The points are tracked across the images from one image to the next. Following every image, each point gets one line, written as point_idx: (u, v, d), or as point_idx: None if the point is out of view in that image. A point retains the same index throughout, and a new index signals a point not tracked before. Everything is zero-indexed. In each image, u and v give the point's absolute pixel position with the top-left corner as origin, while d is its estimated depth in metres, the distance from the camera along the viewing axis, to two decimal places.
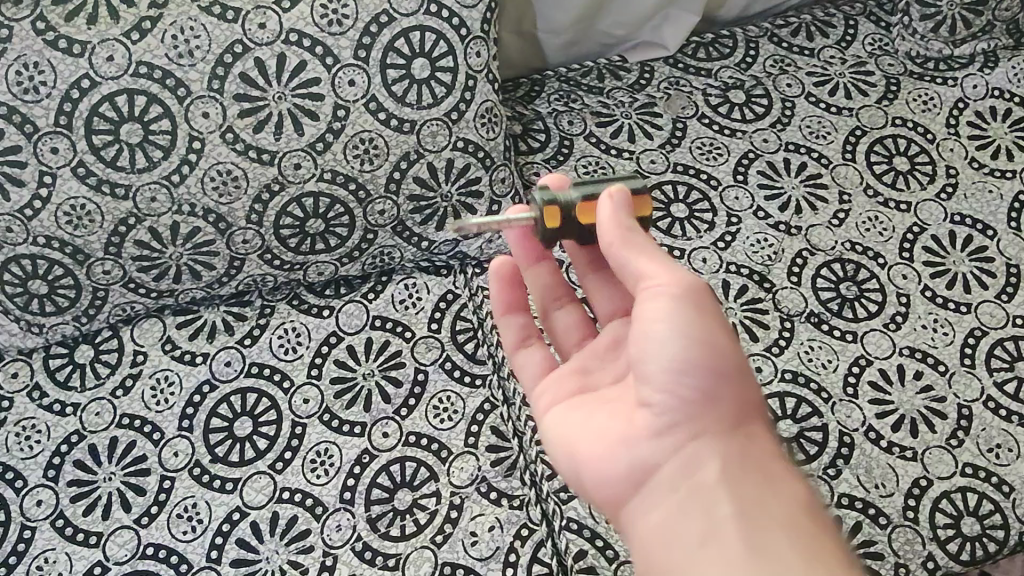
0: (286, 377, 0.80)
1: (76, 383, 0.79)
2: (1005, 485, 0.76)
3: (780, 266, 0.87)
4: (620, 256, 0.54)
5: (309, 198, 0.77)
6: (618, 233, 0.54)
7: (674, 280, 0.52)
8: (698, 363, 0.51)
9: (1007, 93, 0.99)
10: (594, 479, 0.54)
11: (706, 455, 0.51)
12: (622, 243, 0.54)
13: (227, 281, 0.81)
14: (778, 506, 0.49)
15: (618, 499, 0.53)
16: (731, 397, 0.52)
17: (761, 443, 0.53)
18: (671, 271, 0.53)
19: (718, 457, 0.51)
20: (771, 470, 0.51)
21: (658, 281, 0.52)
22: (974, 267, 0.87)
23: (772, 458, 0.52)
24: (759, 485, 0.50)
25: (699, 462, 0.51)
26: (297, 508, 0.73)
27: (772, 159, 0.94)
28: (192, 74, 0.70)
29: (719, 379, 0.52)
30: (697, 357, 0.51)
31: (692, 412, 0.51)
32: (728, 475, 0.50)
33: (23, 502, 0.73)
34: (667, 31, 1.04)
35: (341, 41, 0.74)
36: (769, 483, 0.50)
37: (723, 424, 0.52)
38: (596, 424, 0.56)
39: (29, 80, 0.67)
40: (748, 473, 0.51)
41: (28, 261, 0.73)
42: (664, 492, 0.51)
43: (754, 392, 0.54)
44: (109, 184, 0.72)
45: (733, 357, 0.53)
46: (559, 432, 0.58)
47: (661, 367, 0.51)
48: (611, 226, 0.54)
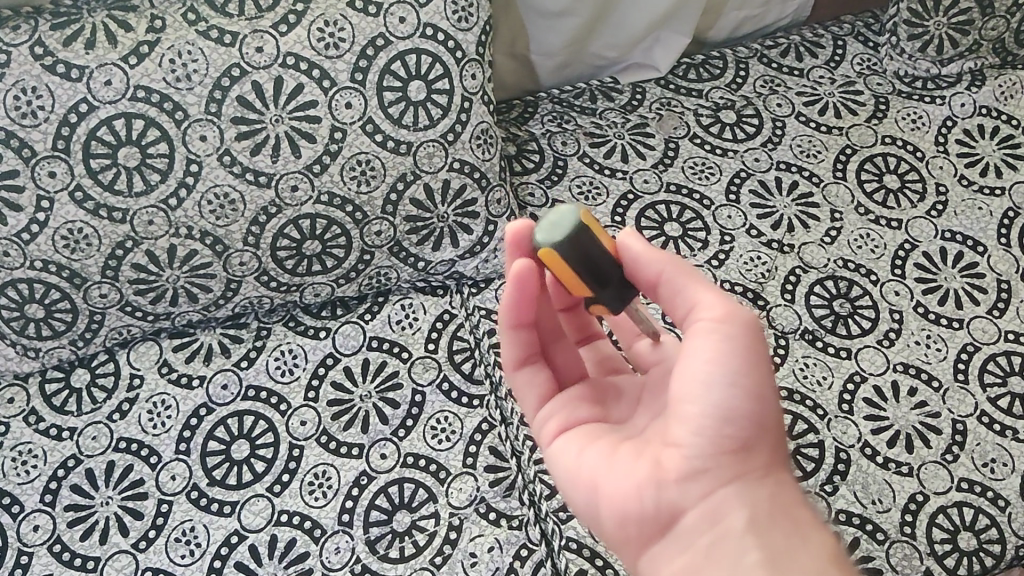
0: (283, 400, 0.80)
1: (73, 407, 0.79)
2: (1001, 499, 0.76)
3: (773, 284, 0.88)
4: (676, 287, 0.53)
5: (307, 220, 0.78)
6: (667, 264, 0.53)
7: (723, 319, 0.51)
8: (739, 410, 0.50)
9: (994, 111, 1.00)
10: (616, 519, 0.53)
11: (736, 500, 0.51)
12: (677, 274, 0.53)
13: (224, 303, 0.81)
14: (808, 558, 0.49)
15: (641, 539, 0.53)
16: (764, 442, 0.52)
17: (788, 485, 0.53)
18: (721, 307, 0.51)
19: (747, 503, 0.51)
20: (798, 516, 0.51)
21: (712, 318, 0.51)
22: (966, 283, 0.88)
23: (799, 502, 0.52)
24: (790, 533, 0.50)
25: (728, 509, 0.51)
26: (296, 531, 0.73)
27: (763, 178, 0.95)
28: (190, 98, 0.71)
29: (756, 425, 0.51)
30: (740, 403, 0.50)
31: (725, 459, 0.51)
32: (756, 523, 0.50)
33: (20, 528, 0.73)
34: (659, 53, 1.06)
35: (338, 64, 0.74)
36: (799, 532, 0.50)
37: (752, 469, 0.52)
38: (618, 460, 0.54)
39: (27, 105, 0.67)
40: (779, 522, 0.51)
41: (25, 285, 0.73)
42: (691, 536, 0.51)
43: (783, 432, 0.54)
44: (107, 208, 0.72)
45: (772, 399, 0.52)
46: (575, 464, 0.57)
47: (700, 411, 0.50)
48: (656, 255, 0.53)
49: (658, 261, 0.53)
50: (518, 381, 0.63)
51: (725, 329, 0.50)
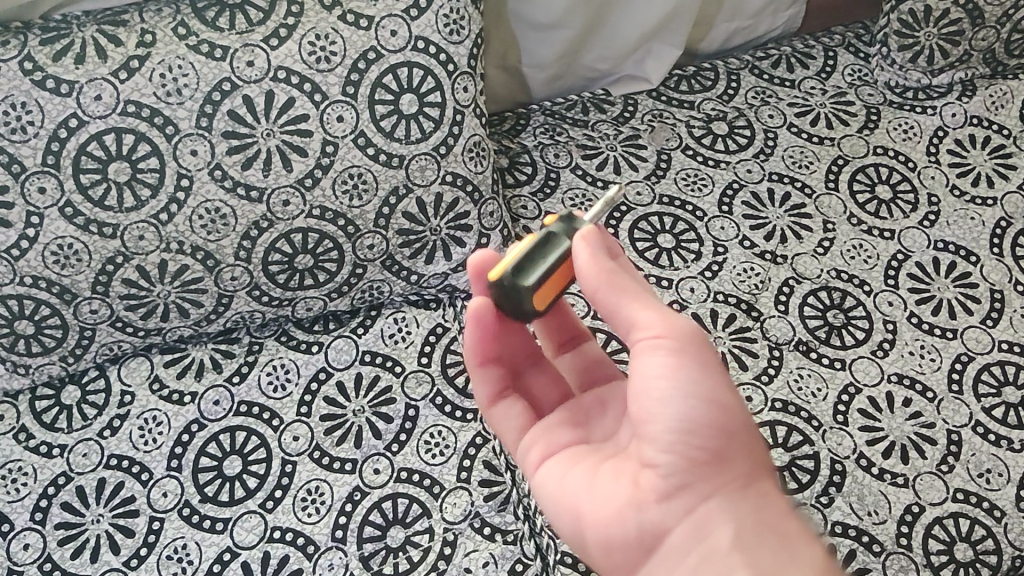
0: (275, 415, 0.79)
1: (63, 424, 0.78)
2: (996, 509, 0.76)
3: (766, 295, 0.87)
4: (613, 300, 0.53)
5: (299, 234, 0.77)
6: (602, 279, 0.52)
7: (674, 333, 0.51)
8: (704, 424, 0.50)
9: (985, 121, 1.00)
10: (603, 544, 0.53)
11: (718, 517, 0.51)
12: (610, 292, 0.52)
13: (215, 319, 0.80)
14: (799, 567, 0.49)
15: (630, 563, 0.53)
16: (737, 455, 0.51)
17: (770, 495, 0.53)
18: (669, 323, 0.51)
19: (729, 519, 0.50)
20: (784, 525, 0.51)
21: (658, 334, 0.51)
22: (959, 293, 0.88)
23: (781, 510, 0.52)
24: (777, 546, 0.50)
25: (711, 526, 0.50)
26: (289, 547, 0.73)
27: (756, 190, 0.95)
28: (180, 112, 0.70)
29: (726, 435, 0.51)
30: (704, 417, 0.50)
31: (703, 475, 0.50)
32: (741, 538, 0.50)
33: (9, 546, 0.72)
34: (650, 65, 1.05)
35: (329, 77, 0.74)
36: (785, 544, 0.50)
37: (730, 483, 0.51)
38: (599, 483, 0.54)
39: (16, 120, 0.67)
40: (764, 535, 0.50)
41: (15, 301, 0.72)
42: (679, 556, 0.51)
43: (760, 439, 0.53)
44: (97, 223, 0.71)
45: (738, 407, 0.52)
46: (559, 490, 0.57)
47: (665, 430, 0.50)
48: (593, 273, 0.52)
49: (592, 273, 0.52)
50: (496, 413, 0.65)
51: (676, 342, 0.50)
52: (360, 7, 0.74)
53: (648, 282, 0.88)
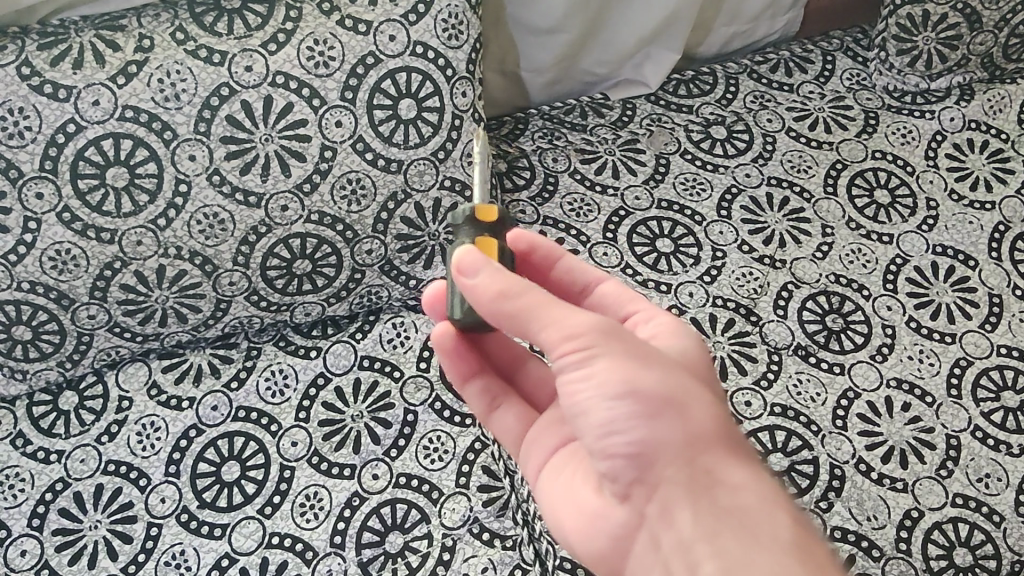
0: (274, 420, 0.79)
1: (61, 430, 0.78)
2: (995, 514, 0.76)
3: (766, 299, 0.87)
4: (514, 323, 0.48)
5: (297, 239, 0.77)
6: (493, 305, 0.48)
7: (574, 341, 0.47)
8: (631, 421, 0.47)
9: (983, 125, 1.01)
10: (592, 550, 0.53)
11: (677, 508, 0.48)
12: (503, 316, 0.48)
13: (213, 324, 0.80)
14: (760, 555, 0.45)
15: (621, 564, 0.52)
16: (682, 444, 0.48)
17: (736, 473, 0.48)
18: (569, 329, 0.47)
19: (688, 509, 0.48)
20: (748, 508, 0.47)
21: (561, 347, 0.48)
22: (957, 298, 0.88)
23: (749, 489, 0.48)
24: (739, 534, 0.46)
25: (673, 520, 0.48)
26: (287, 553, 0.72)
27: (755, 194, 0.95)
28: (178, 117, 0.70)
29: (661, 425, 0.48)
30: (627, 415, 0.47)
31: (648, 471, 0.48)
32: (703, 527, 0.47)
33: (7, 553, 0.72)
34: (649, 69, 1.05)
35: (328, 82, 0.74)
36: (750, 526, 0.46)
37: (682, 474, 0.48)
38: (580, 488, 0.54)
39: (13, 125, 0.67)
40: (727, 521, 0.47)
41: (12, 307, 0.72)
42: (654, 555, 0.49)
43: (715, 417, 0.49)
44: (95, 228, 0.71)
45: (671, 391, 0.48)
46: (548, 497, 0.57)
47: (597, 435, 0.49)
48: (484, 300, 0.48)
49: (485, 299, 0.48)
50: (494, 422, 0.64)
51: (583, 341, 0.47)
52: (358, 12, 0.74)
53: (647, 287, 0.88)
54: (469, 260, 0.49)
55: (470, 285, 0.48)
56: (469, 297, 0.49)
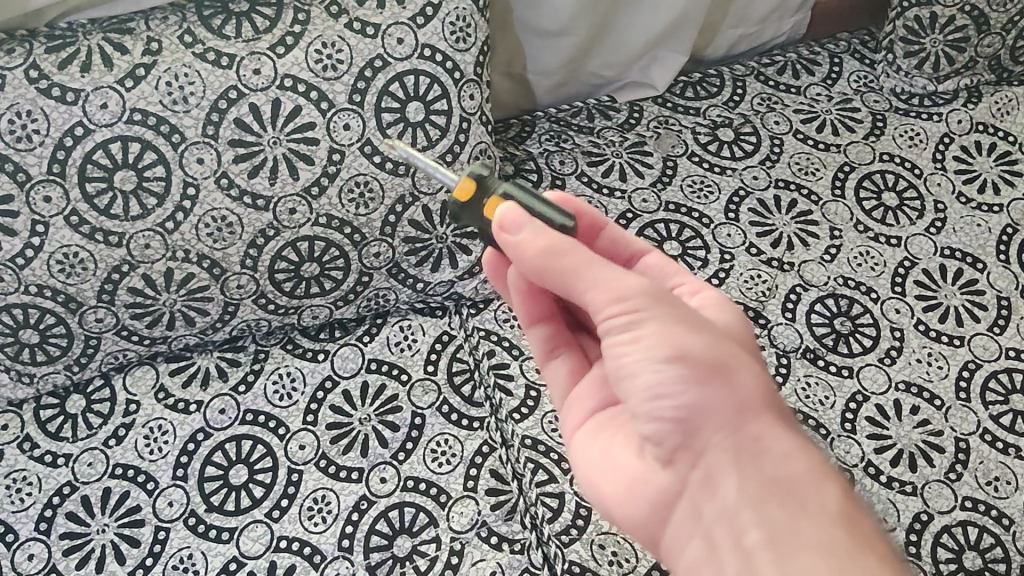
0: (281, 424, 0.79)
1: (68, 433, 0.78)
2: (1005, 518, 0.75)
3: (774, 302, 0.87)
4: (555, 281, 0.50)
5: (305, 243, 0.77)
6: (536, 259, 0.49)
7: (624, 301, 0.48)
8: (678, 384, 0.48)
9: (991, 128, 1.00)
10: (629, 513, 0.54)
11: (722, 474, 0.49)
12: (546, 272, 0.50)
13: (221, 327, 0.80)
14: (809, 524, 0.46)
15: (658, 529, 0.53)
16: (730, 411, 0.49)
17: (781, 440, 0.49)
18: (620, 288, 0.49)
19: (733, 474, 0.48)
20: (794, 475, 0.48)
21: (609, 307, 0.49)
22: (966, 301, 0.88)
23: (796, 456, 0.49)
24: (789, 501, 0.47)
25: (717, 485, 0.49)
26: (295, 557, 0.72)
27: (762, 197, 0.95)
28: (186, 121, 0.70)
29: (710, 392, 0.48)
30: (675, 377, 0.48)
31: (696, 437, 0.49)
32: (750, 494, 0.48)
33: (14, 556, 0.71)
34: (656, 71, 1.05)
35: (336, 85, 0.73)
36: (797, 494, 0.47)
37: (728, 439, 0.49)
38: (617, 452, 0.55)
39: (21, 129, 0.66)
40: (773, 488, 0.48)
41: (19, 310, 0.72)
42: (695, 520, 0.50)
43: (761, 384, 0.50)
44: (103, 232, 0.71)
45: (720, 355, 0.49)
46: (583, 458, 0.57)
47: (644, 397, 0.49)
48: (528, 254, 0.50)
49: (527, 256, 0.50)
50: (547, 368, 0.65)
51: (634, 305, 0.48)
52: (366, 15, 0.74)
53: None
54: (508, 217, 0.50)
55: (514, 242, 0.50)
56: (510, 253, 0.51)
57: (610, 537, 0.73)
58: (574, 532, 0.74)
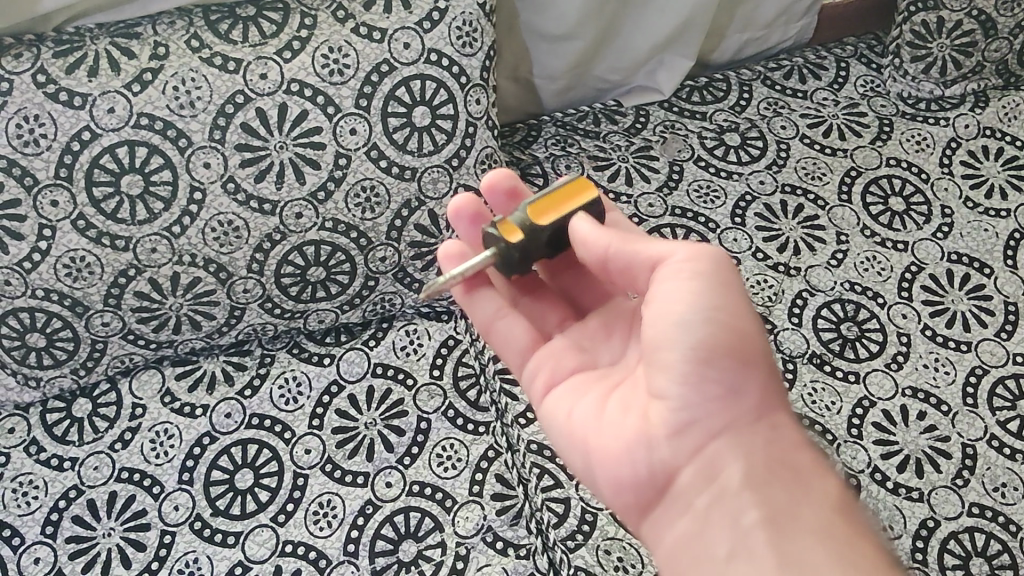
0: (287, 428, 0.79)
1: (74, 437, 0.78)
2: (1012, 524, 0.75)
3: (780, 307, 0.87)
4: (619, 256, 0.55)
5: (311, 247, 0.77)
6: (619, 237, 0.55)
7: (696, 265, 0.52)
8: (721, 354, 0.50)
9: (998, 132, 1.00)
10: (608, 478, 0.53)
11: (733, 451, 0.51)
12: (623, 244, 0.55)
13: (227, 331, 0.80)
14: (811, 513, 0.49)
15: (637, 499, 0.53)
16: (752, 392, 0.52)
17: (784, 431, 0.52)
18: (696, 256, 0.52)
19: (744, 452, 0.50)
20: (792, 467, 0.51)
21: (688, 265, 0.52)
22: (973, 306, 0.88)
23: (795, 448, 0.52)
24: (791, 487, 0.50)
25: (724, 461, 0.50)
26: (301, 561, 0.72)
27: (769, 201, 0.95)
28: (193, 125, 0.70)
29: (741, 371, 0.51)
30: (718, 350, 0.50)
31: (717, 412, 0.51)
32: (754, 476, 0.50)
33: (20, 560, 0.71)
34: (662, 76, 1.05)
35: (343, 90, 0.74)
36: (797, 482, 0.50)
37: (744, 419, 0.51)
38: (606, 415, 0.55)
39: (28, 133, 0.66)
40: (776, 472, 0.50)
41: (26, 314, 0.72)
42: (690, 494, 0.51)
43: (774, 377, 0.53)
44: (110, 236, 0.71)
45: (754, 342, 0.52)
46: (566, 417, 0.57)
47: (678, 362, 0.50)
48: (597, 238, 0.56)
49: (597, 245, 0.56)
50: (496, 332, 0.65)
51: (694, 277, 0.51)
52: (373, 20, 0.74)
53: None
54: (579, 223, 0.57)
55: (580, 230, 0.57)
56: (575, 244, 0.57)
57: (616, 543, 0.73)
58: (580, 537, 0.73)
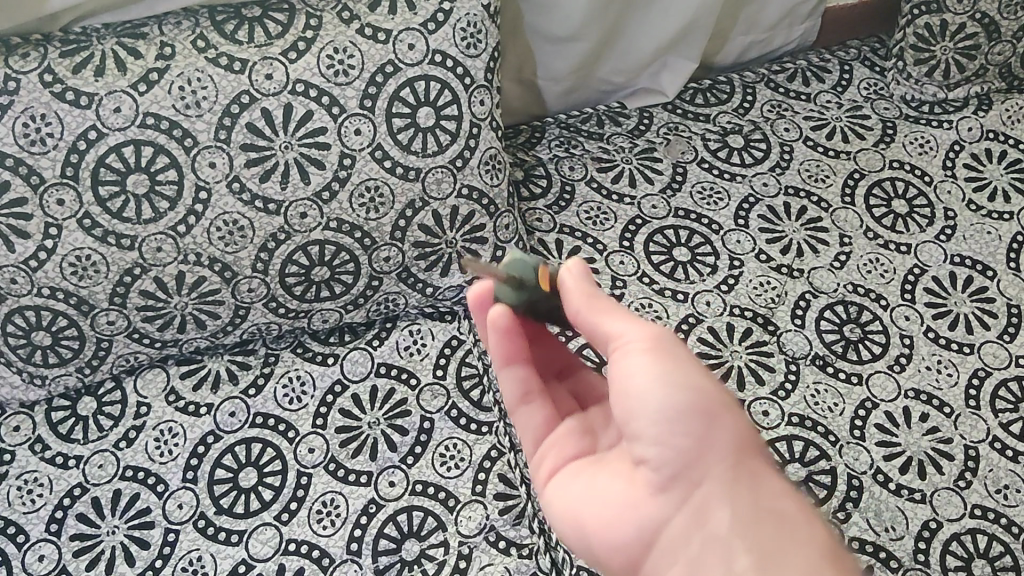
0: (291, 427, 0.79)
1: (79, 435, 0.78)
2: (1015, 526, 0.75)
3: (783, 309, 0.87)
4: (588, 324, 0.53)
5: (316, 247, 0.77)
6: (583, 301, 0.53)
7: (654, 336, 0.50)
8: (689, 410, 0.48)
9: (1001, 135, 1.01)
10: (606, 547, 0.51)
11: (719, 503, 0.48)
12: (589, 312, 0.52)
13: (232, 330, 0.81)
14: (800, 551, 0.46)
15: (635, 561, 0.51)
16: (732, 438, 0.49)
17: (772, 480, 0.50)
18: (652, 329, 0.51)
19: (730, 502, 0.48)
20: (786, 512, 0.48)
21: (639, 340, 0.50)
22: (975, 308, 0.88)
23: (785, 495, 0.49)
24: (780, 531, 0.47)
25: (711, 512, 0.48)
26: (305, 560, 0.72)
27: (772, 204, 0.95)
28: (199, 125, 0.70)
29: (714, 423, 0.49)
30: (686, 408, 0.48)
31: (696, 463, 0.48)
32: (741, 524, 0.47)
33: (25, 558, 0.72)
34: (666, 77, 1.06)
35: (347, 90, 0.74)
36: (786, 528, 0.47)
37: (728, 469, 0.49)
38: (600, 485, 0.53)
39: (35, 132, 0.67)
40: (764, 517, 0.48)
41: (32, 312, 0.73)
42: (678, 550, 0.49)
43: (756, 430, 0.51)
44: (115, 235, 0.71)
45: (725, 397, 0.50)
46: (564, 500, 0.55)
47: (650, 422, 0.49)
48: (578, 295, 0.53)
49: (573, 298, 0.53)
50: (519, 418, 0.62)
51: (659, 343, 0.50)
52: (378, 20, 0.74)
53: (664, 295, 0.88)
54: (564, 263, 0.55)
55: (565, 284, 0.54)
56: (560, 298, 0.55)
57: None
58: None
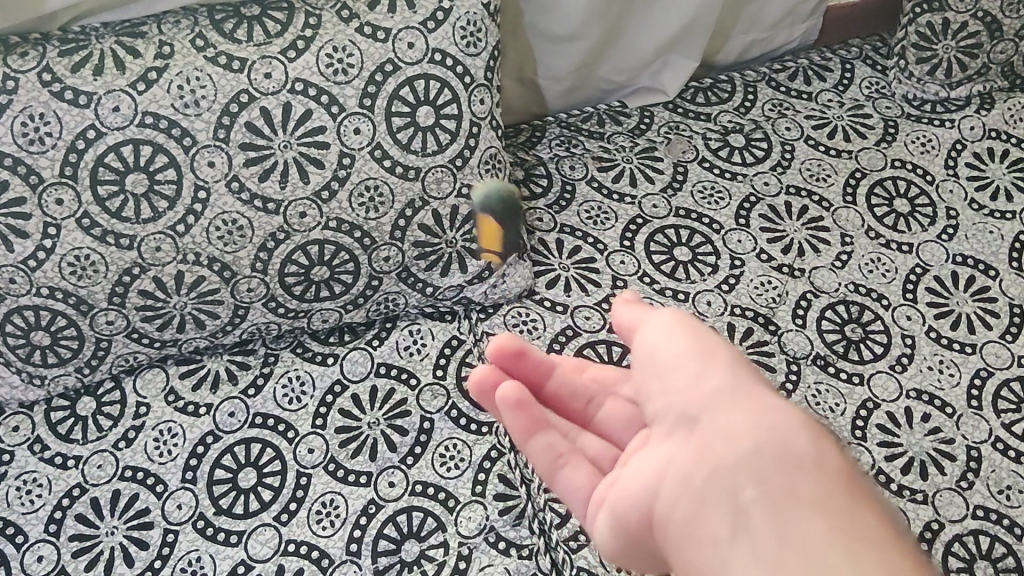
0: (291, 427, 0.79)
1: (78, 435, 0.78)
2: (1018, 527, 0.75)
3: (784, 308, 0.87)
4: (643, 339, 0.53)
5: (315, 246, 0.77)
6: (633, 321, 0.56)
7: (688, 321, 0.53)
8: (706, 366, 0.49)
9: (1004, 134, 1.00)
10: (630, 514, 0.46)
11: (736, 440, 0.44)
12: (647, 340, 0.53)
13: (231, 330, 0.80)
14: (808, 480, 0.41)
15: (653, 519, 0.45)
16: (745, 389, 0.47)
17: (791, 419, 0.45)
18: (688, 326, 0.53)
19: (749, 438, 0.43)
20: (800, 444, 0.43)
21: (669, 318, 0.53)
22: (978, 307, 0.87)
23: (821, 447, 0.43)
24: (796, 469, 0.41)
25: (726, 450, 0.43)
26: (304, 561, 0.72)
27: (773, 203, 0.95)
28: (198, 124, 0.70)
29: (726, 370, 0.49)
30: (703, 360, 0.49)
31: (711, 406, 0.46)
32: (757, 456, 0.42)
33: (24, 558, 0.71)
34: (667, 76, 1.05)
35: (347, 89, 0.74)
36: (806, 469, 0.41)
37: (742, 405, 0.46)
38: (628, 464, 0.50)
39: (33, 131, 0.67)
40: (787, 459, 0.42)
41: (31, 312, 0.73)
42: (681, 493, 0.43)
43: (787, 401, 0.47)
44: (114, 234, 0.71)
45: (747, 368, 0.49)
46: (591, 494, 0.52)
47: (672, 383, 0.49)
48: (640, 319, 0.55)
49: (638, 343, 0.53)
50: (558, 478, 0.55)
51: (687, 328, 0.52)
52: (377, 19, 0.74)
53: (664, 295, 0.87)
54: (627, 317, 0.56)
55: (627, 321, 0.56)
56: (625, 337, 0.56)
57: None
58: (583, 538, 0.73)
